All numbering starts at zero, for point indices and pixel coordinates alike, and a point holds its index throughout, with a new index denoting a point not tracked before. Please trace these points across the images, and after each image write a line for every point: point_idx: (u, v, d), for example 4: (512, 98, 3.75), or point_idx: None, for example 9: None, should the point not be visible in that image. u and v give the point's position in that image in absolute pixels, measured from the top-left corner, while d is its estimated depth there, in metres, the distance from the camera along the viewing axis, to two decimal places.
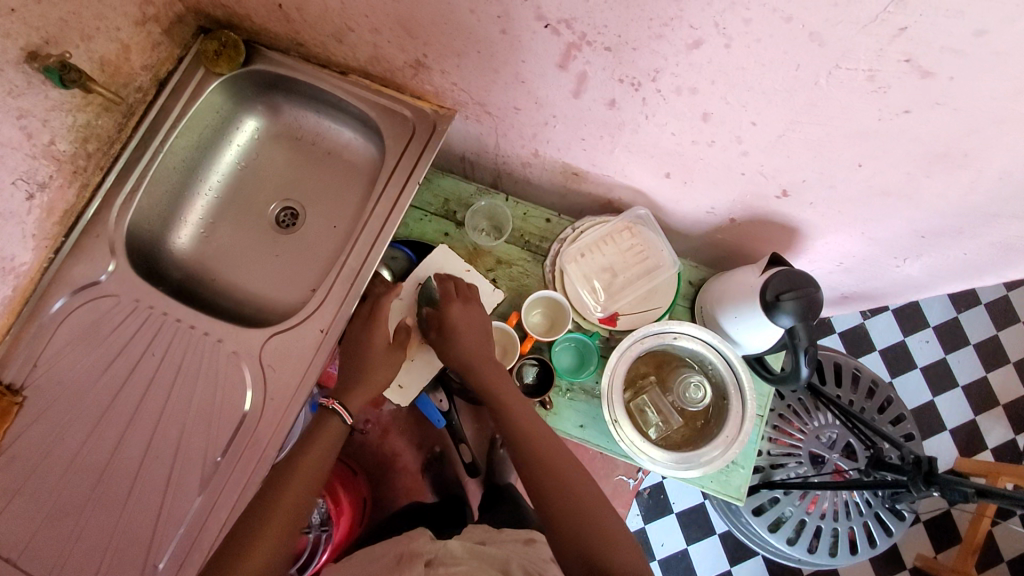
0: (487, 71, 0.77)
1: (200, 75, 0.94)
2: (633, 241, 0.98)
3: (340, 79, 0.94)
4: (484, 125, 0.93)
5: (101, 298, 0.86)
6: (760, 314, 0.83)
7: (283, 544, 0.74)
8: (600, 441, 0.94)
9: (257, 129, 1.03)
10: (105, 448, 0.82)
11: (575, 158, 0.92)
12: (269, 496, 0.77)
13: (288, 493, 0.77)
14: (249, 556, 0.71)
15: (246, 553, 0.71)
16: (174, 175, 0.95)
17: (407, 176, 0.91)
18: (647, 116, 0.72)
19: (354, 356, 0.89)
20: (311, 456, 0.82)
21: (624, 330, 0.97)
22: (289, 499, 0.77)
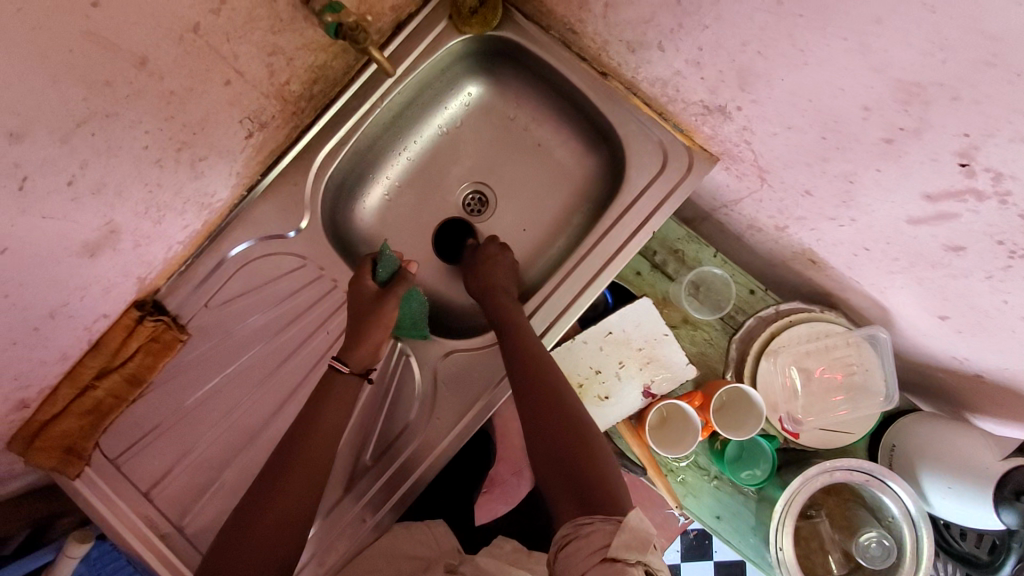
0: (810, 155, 0.64)
1: (442, 27, 0.81)
2: (846, 354, 0.87)
3: (597, 79, 0.81)
4: (743, 184, 0.80)
5: (287, 256, 0.80)
6: (981, 503, 0.75)
7: (312, 495, 0.66)
8: (731, 538, 0.90)
9: (474, 97, 0.91)
10: (261, 414, 0.79)
11: (829, 255, 0.80)
12: (298, 438, 0.69)
13: (318, 426, 0.69)
14: (291, 471, 0.66)
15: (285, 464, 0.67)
16: (380, 131, 0.85)
17: (642, 218, 0.80)
18: (989, 278, 0.60)
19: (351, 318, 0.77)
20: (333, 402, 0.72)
21: (801, 444, 0.88)
22: (320, 433, 0.69)
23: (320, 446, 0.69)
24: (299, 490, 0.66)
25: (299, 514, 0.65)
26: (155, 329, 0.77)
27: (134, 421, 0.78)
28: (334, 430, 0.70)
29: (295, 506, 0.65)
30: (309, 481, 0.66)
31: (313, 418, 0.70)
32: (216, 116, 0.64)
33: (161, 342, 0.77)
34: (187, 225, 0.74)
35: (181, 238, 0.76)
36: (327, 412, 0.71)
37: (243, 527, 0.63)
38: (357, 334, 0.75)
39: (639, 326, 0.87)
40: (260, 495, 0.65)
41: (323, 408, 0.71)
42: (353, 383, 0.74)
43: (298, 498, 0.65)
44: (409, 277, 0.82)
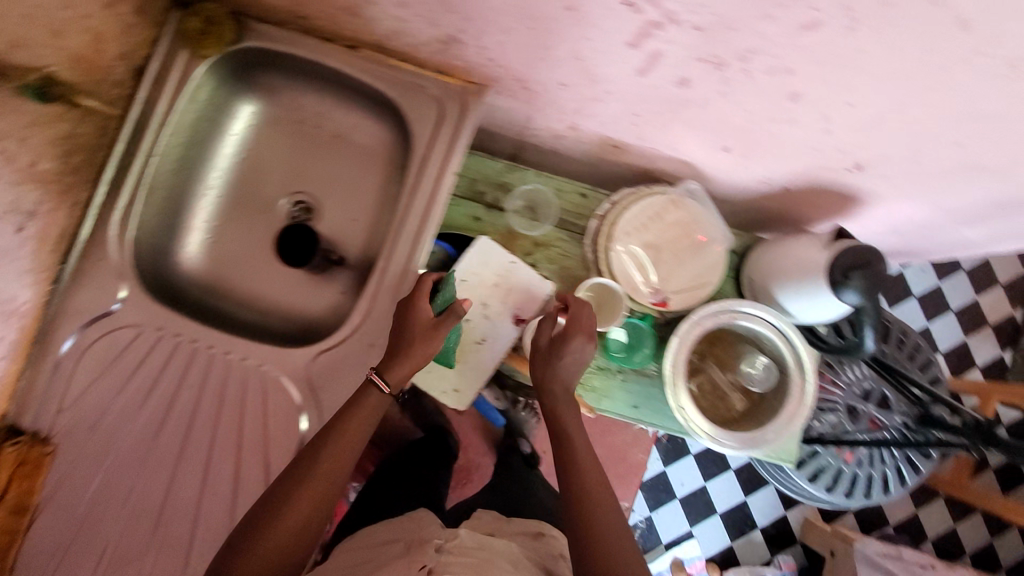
0: (537, 48, 0.68)
1: (183, 59, 0.81)
2: (678, 216, 0.93)
3: (349, 54, 0.83)
4: (519, 100, 0.84)
5: (118, 330, 0.78)
6: (824, 292, 0.80)
7: (303, 539, 0.66)
8: (654, 419, 0.95)
9: (253, 115, 0.91)
10: (156, 492, 0.76)
11: (619, 132, 0.85)
12: (307, 462, 0.69)
13: (336, 457, 0.69)
14: (292, 505, 0.65)
15: (291, 499, 0.66)
16: (171, 178, 0.85)
17: (440, 164, 0.82)
18: (723, 95, 0.65)
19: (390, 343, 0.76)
20: (351, 427, 0.71)
21: (675, 311, 0.93)
22: (336, 466, 0.69)
23: (318, 489, 0.67)
24: (291, 532, 0.65)
25: (295, 552, 0.65)
26: (19, 452, 0.74)
27: (36, 551, 0.75)
28: (348, 459, 0.70)
29: (290, 548, 0.64)
30: (300, 525, 0.65)
31: (324, 449, 0.69)
32: None
33: (28, 463, 0.74)
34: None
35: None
36: (344, 441, 0.70)
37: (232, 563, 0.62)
38: (399, 359, 0.74)
39: (484, 261, 0.89)
40: (257, 528, 0.64)
41: (333, 443, 0.70)
42: (377, 398, 0.73)
43: (285, 546, 0.64)
44: (460, 309, 0.78)
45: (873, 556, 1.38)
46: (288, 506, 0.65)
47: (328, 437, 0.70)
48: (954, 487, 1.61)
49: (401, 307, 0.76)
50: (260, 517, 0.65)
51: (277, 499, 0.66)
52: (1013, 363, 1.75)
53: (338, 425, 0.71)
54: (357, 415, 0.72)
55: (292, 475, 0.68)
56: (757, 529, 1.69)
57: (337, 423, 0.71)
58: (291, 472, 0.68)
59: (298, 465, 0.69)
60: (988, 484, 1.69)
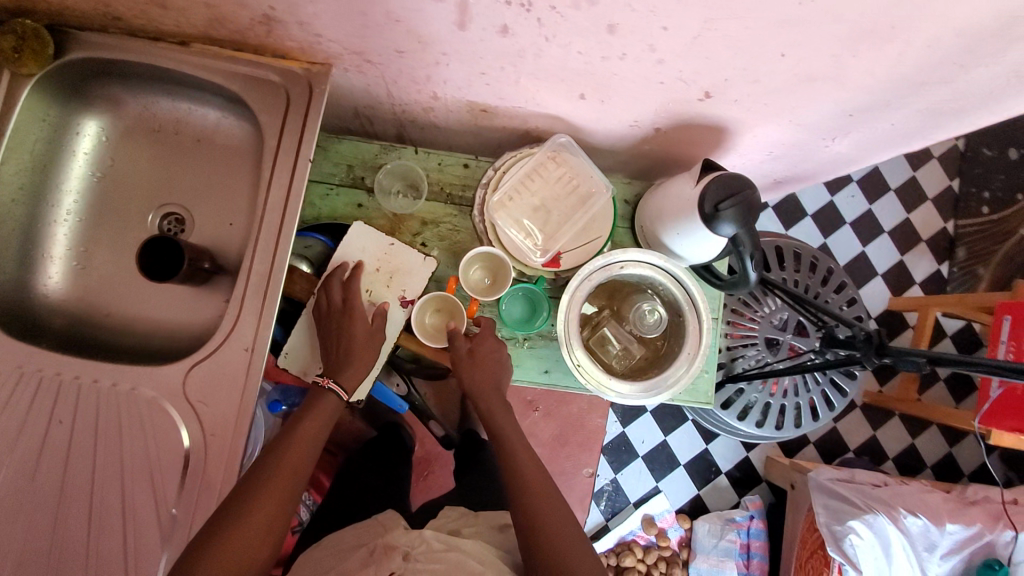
0: (352, 15, 0.65)
1: (5, 81, 0.76)
2: (562, 173, 0.91)
3: (182, 51, 0.79)
4: (369, 75, 0.80)
5: None
6: (702, 228, 0.79)
7: (259, 556, 0.65)
8: (567, 381, 0.94)
9: (102, 131, 0.86)
10: (45, 532, 0.74)
11: (478, 95, 0.82)
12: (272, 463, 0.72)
13: (296, 459, 0.74)
14: (257, 503, 0.67)
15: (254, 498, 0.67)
16: (17, 209, 0.80)
17: (295, 153, 0.79)
18: (548, 39, 0.63)
19: (333, 347, 0.82)
20: (307, 430, 0.77)
21: (570, 269, 0.92)
22: (294, 468, 0.73)
23: (274, 504, 0.68)
24: (247, 548, 0.64)
25: (258, 550, 0.65)
26: None
27: None
28: (305, 462, 0.75)
29: (254, 546, 0.65)
30: (261, 532, 0.66)
31: (285, 453, 0.74)
32: None
33: None
34: None
35: None
36: (299, 446, 0.75)
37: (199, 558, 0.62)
38: (346, 364, 0.81)
39: (364, 250, 0.88)
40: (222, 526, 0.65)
41: (283, 459, 0.73)
42: (331, 403, 0.80)
43: (244, 559, 0.64)
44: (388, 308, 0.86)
45: (827, 483, 1.37)
46: (254, 503, 0.67)
47: (289, 443, 0.75)
48: (903, 403, 1.64)
49: (339, 314, 0.83)
50: (220, 519, 0.66)
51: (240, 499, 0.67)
52: (951, 274, 1.77)
53: (297, 432, 0.76)
54: (305, 431, 0.77)
55: (252, 478, 0.70)
56: (722, 474, 1.70)
57: (294, 430, 0.76)
58: (246, 478, 0.70)
59: (257, 470, 0.71)
60: (939, 395, 1.72)
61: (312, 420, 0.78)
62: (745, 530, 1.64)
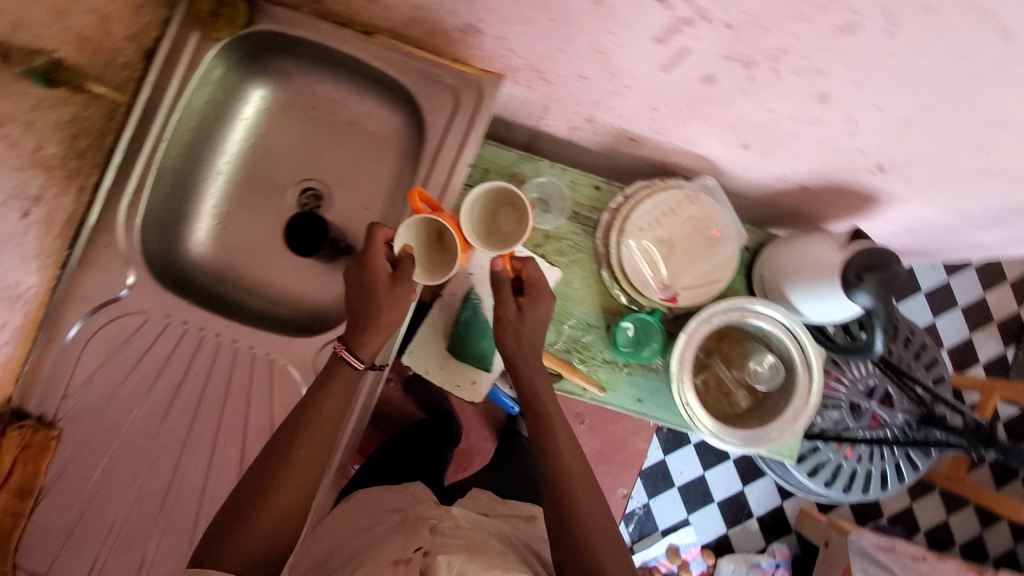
0: (557, 39, 0.66)
1: (192, 42, 0.79)
2: (695, 214, 0.92)
3: (364, 40, 0.81)
4: (536, 90, 0.82)
5: (127, 317, 0.77)
6: (836, 294, 0.80)
7: (284, 536, 0.65)
8: (659, 413, 0.96)
9: (264, 100, 0.89)
10: (163, 475, 0.78)
11: (636, 126, 0.83)
12: (296, 432, 0.69)
13: (318, 422, 0.70)
14: (284, 474, 0.67)
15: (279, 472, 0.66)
16: (178, 163, 0.84)
17: (454, 156, 0.81)
18: (746, 93, 0.64)
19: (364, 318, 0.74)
20: (330, 399, 0.72)
21: (684, 308, 0.92)
22: (319, 430, 0.70)
23: (294, 490, 0.67)
24: (273, 525, 0.64)
25: (289, 526, 0.65)
26: (23, 435, 0.74)
27: (43, 528, 0.76)
28: (326, 426, 0.71)
29: (282, 520, 0.65)
30: (288, 508, 0.66)
31: (310, 416, 0.70)
32: None
33: (34, 446, 0.75)
34: (5, 323, 0.71)
35: (5, 339, 0.72)
36: (324, 412, 0.71)
37: (229, 530, 0.63)
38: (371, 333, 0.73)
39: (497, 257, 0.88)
40: (248, 497, 0.65)
41: (308, 425, 0.70)
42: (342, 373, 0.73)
43: (272, 534, 0.64)
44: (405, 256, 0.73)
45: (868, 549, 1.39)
46: (278, 479, 0.66)
47: (313, 408, 0.71)
48: (950, 481, 1.63)
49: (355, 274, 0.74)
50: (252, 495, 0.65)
51: (268, 472, 0.66)
52: (1015, 360, 1.75)
53: (321, 397, 0.72)
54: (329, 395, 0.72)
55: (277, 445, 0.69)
56: (753, 518, 1.71)
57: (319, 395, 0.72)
58: (275, 444, 0.69)
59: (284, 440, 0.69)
60: (982, 478, 1.71)
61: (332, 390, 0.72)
62: None
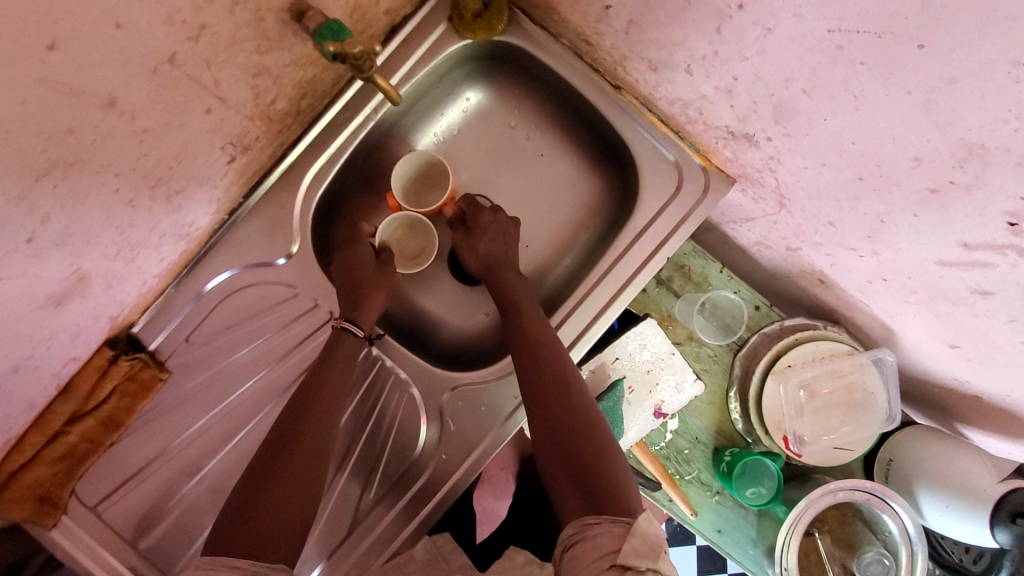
0: (841, 192, 0.61)
1: (440, 32, 0.74)
2: (848, 373, 0.85)
3: (610, 93, 0.76)
4: (761, 208, 0.77)
5: (278, 286, 0.74)
6: (977, 520, 0.79)
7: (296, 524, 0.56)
8: (734, 551, 0.92)
9: (472, 105, 0.84)
10: (254, 454, 0.74)
11: (843, 279, 0.78)
12: (297, 408, 0.63)
13: (327, 390, 0.64)
14: (295, 449, 0.59)
15: (290, 446, 0.59)
16: (372, 142, 0.79)
17: (654, 246, 0.76)
18: (1016, 322, 0.59)
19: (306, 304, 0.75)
20: (336, 375, 0.66)
21: (804, 462, 0.87)
22: (327, 395, 0.64)
23: (302, 462, 0.59)
24: (279, 505, 0.56)
25: (300, 511, 0.57)
26: (132, 367, 0.71)
27: (114, 464, 0.71)
28: (336, 393, 0.65)
29: (290, 499, 0.57)
30: (297, 481, 0.58)
31: (321, 381, 0.65)
32: (196, 146, 0.56)
33: (140, 381, 0.71)
34: (164, 257, 0.67)
35: (157, 271, 0.69)
36: (331, 382, 0.65)
37: (242, 507, 0.56)
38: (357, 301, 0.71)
39: (653, 355, 0.84)
40: (256, 472, 0.58)
41: (319, 392, 0.64)
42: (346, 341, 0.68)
43: (278, 517, 0.55)
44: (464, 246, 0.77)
45: None
46: (286, 451, 0.59)
47: (321, 375, 0.65)
48: None
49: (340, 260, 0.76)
50: (261, 472, 0.58)
51: (271, 457, 0.59)
52: None
53: (327, 368, 0.66)
54: (337, 362, 0.67)
55: (287, 414, 0.63)
56: None
57: (324, 364, 0.66)
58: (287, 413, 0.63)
59: (290, 411, 0.63)
60: None
61: (336, 363, 0.67)
62: None
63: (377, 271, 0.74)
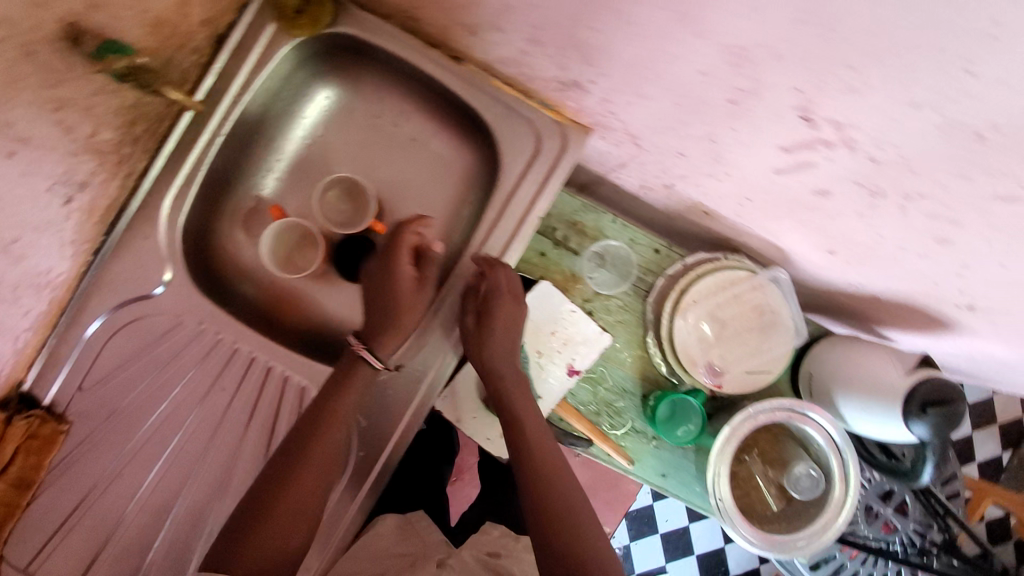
0: (668, 118, 0.61)
1: (268, 34, 0.73)
2: (755, 296, 0.88)
3: (449, 63, 0.76)
4: (622, 150, 0.77)
5: (158, 317, 0.73)
6: (892, 417, 0.78)
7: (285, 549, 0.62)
8: (680, 492, 0.92)
9: (329, 102, 0.84)
10: (171, 489, 0.73)
11: (719, 205, 0.79)
12: (301, 439, 0.68)
13: (333, 422, 0.68)
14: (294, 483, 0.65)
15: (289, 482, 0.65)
16: (229, 157, 0.79)
17: (522, 209, 0.76)
18: (860, 215, 0.59)
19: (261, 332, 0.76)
20: (346, 405, 0.70)
21: (727, 393, 0.88)
22: (334, 429, 0.68)
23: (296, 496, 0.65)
24: (275, 535, 0.62)
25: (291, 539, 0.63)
26: (29, 425, 0.70)
27: (33, 525, 0.71)
28: (341, 427, 0.69)
29: (285, 534, 0.63)
30: (291, 519, 0.63)
31: (324, 412, 0.69)
32: (14, 192, 0.56)
33: (40, 437, 0.71)
34: (29, 309, 0.68)
35: (27, 325, 0.69)
36: (337, 412, 0.69)
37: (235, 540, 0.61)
38: (385, 331, 0.73)
39: (548, 315, 0.86)
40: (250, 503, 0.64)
41: (323, 425, 0.68)
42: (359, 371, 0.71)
43: (273, 545, 0.62)
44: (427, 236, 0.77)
45: None
46: (286, 484, 0.65)
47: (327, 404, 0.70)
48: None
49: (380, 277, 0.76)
50: (257, 505, 0.64)
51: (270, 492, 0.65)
52: (1009, 465, 1.61)
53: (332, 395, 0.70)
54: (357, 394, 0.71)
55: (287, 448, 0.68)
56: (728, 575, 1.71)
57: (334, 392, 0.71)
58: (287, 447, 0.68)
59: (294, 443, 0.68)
60: None
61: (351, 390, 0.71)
62: None
63: (420, 289, 0.75)
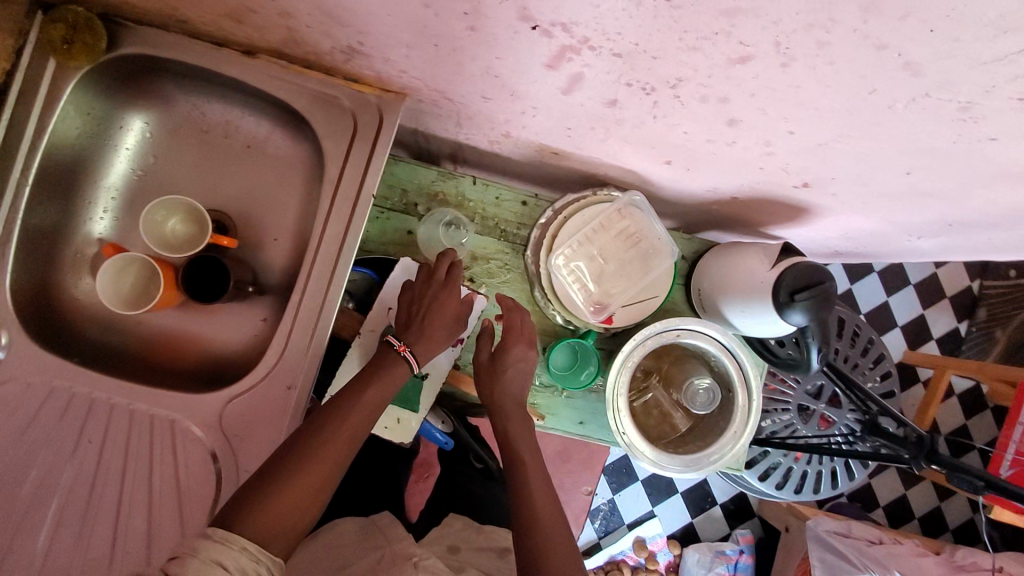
0: (444, 63, 0.59)
1: (51, 71, 0.69)
2: (626, 226, 0.87)
3: (243, 59, 0.73)
4: (442, 108, 0.75)
5: (4, 383, 0.70)
6: (771, 312, 0.76)
7: (294, 525, 0.58)
8: (601, 435, 0.92)
9: (146, 128, 0.81)
10: (63, 553, 0.70)
11: (555, 142, 0.77)
12: (329, 426, 0.66)
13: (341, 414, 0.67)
14: (305, 469, 0.61)
15: (305, 459, 0.62)
16: (49, 207, 0.75)
17: (355, 192, 0.74)
18: (656, 116, 0.58)
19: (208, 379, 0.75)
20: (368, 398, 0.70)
21: (621, 326, 0.88)
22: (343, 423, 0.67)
23: (312, 481, 0.61)
24: (283, 508, 0.58)
25: (297, 519, 0.59)
26: None
27: None
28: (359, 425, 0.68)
29: (295, 511, 0.58)
30: (305, 502, 0.59)
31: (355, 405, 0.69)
32: None
33: None
34: None
35: None
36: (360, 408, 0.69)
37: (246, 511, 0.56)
38: (424, 336, 0.76)
39: None
40: (258, 484, 0.59)
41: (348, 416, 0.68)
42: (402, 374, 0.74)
43: (284, 523, 0.57)
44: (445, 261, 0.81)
45: (826, 536, 1.34)
46: (303, 460, 0.62)
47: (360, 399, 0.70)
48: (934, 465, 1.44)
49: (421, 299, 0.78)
50: (265, 483, 0.59)
51: (282, 469, 0.60)
52: (969, 335, 1.58)
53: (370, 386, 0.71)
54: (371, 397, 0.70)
55: (294, 438, 0.65)
56: (717, 505, 1.72)
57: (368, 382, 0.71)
58: (315, 431, 0.65)
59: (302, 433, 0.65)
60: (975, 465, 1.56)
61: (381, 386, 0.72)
62: (734, 564, 1.67)
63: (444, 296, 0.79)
